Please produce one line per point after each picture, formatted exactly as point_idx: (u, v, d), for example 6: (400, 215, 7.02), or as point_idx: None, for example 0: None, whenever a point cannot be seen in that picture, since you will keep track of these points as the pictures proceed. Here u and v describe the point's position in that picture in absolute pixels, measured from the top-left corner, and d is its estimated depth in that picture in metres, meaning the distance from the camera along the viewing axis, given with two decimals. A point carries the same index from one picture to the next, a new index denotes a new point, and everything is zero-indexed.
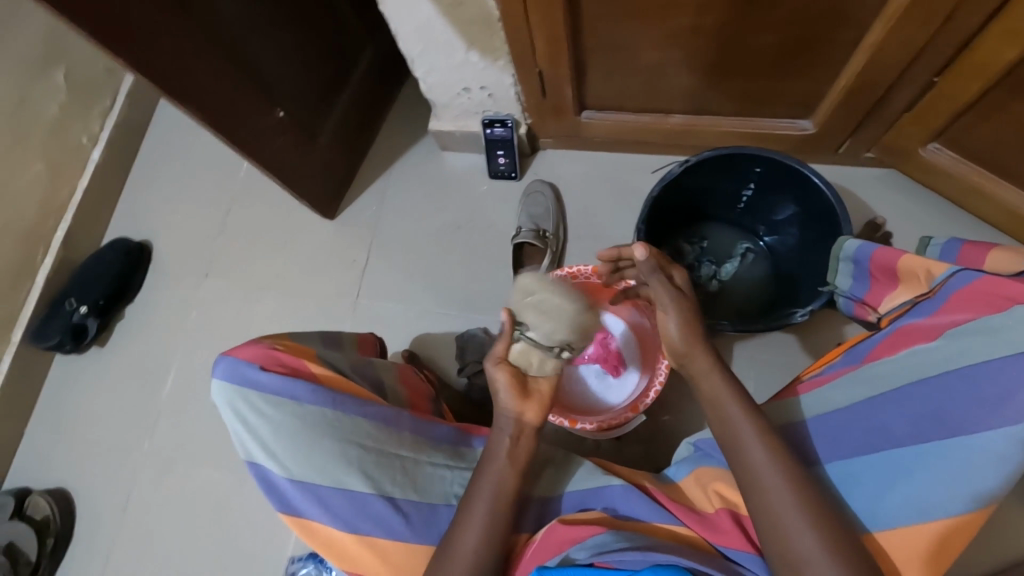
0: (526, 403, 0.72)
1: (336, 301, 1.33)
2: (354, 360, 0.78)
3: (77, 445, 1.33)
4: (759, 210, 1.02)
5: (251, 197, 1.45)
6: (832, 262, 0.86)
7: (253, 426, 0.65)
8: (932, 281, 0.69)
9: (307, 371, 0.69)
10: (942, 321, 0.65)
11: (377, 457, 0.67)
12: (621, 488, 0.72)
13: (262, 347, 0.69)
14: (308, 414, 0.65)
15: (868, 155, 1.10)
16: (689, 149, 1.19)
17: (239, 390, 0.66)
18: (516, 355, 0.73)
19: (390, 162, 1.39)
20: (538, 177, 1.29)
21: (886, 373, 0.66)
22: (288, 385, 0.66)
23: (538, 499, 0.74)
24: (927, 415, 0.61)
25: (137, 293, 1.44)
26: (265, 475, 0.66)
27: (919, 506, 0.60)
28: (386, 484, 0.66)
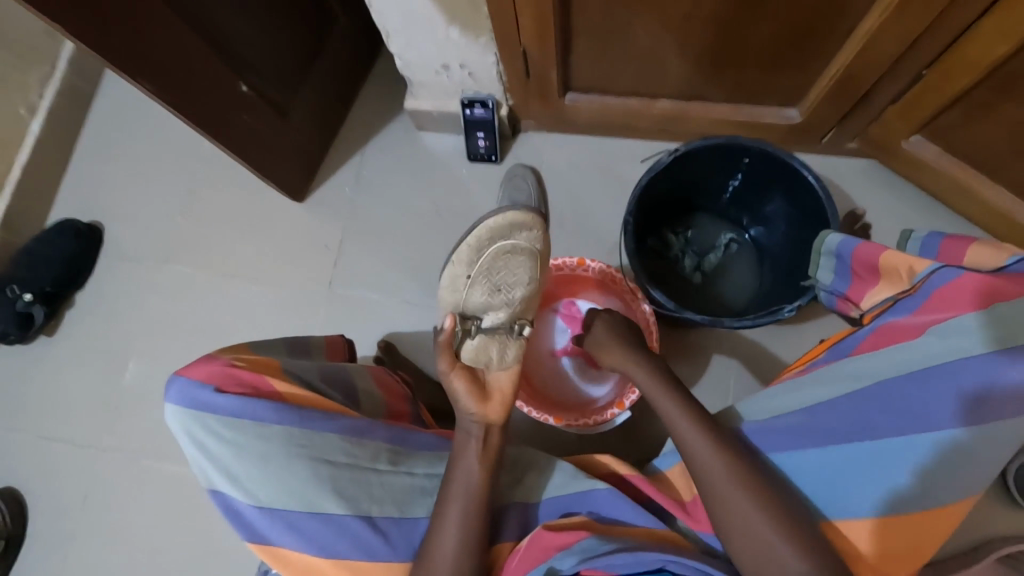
0: (487, 405, 0.71)
1: (308, 288, 1.27)
2: (323, 365, 0.72)
3: (26, 441, 1.25)
4: (746, 201, 1.01)
5: (213, 176, 1.36)
6: (813, 257, 0.85)
7: (212, 452, 0.59)
8: (914, 277, 0.68)
9: (270, 388, 0.62)
10: (921, 319, 0.65)
11: (353, 475, 0.63)
12: (607, 492, 0.69)
13: (217, 364, 0.61)
14: (275, 436, 0.59)
15: (851, 146, 1.09)
16: (674, 136, 1.17)
17: (194, 414, 0.59)
18: (472, 356, 0.72)
19: (363, 141, 1.32)
20: (520, 161, 1.25)
21: (859, 372, 0.67)
22: (250, 406, 0.59)
23: (519, 504, 0.71)
24: (904, 412, 0.63)
25: (88, 279, 1.34)
26: (228, 503, 0.60)
27: (884, 496, 0.63)
28: (364, 503, 0.63)
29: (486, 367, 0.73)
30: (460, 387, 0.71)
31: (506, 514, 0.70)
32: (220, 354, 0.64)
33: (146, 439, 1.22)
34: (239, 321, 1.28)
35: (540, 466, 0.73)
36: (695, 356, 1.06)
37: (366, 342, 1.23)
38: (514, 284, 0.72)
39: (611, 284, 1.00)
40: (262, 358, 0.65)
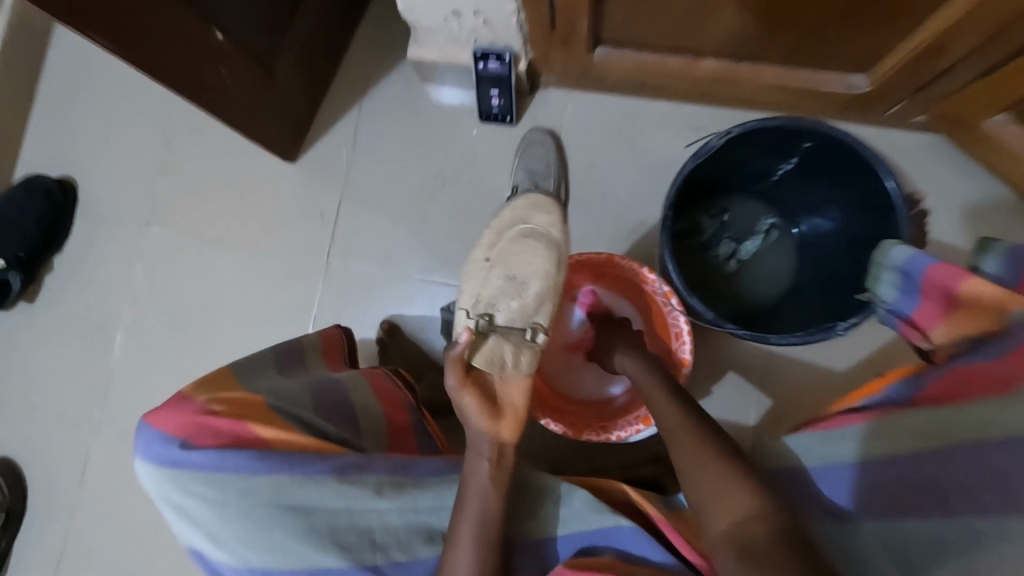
0: (499, 423, 0.62)
1: (302, 260, 1.17)
2: (314, 389, 0.65)
3: (16, 411, 1.21)
4: (795, 188, 0.89)
5: (193, 129, 1.22)
6: (873, 269, 0.71)
7: (192, 513, 0.54)
8: (1005, 315, 0.53)
9: (252, 435, 0.56)
10: (1015, 364, 0.49)
11: (349, 520, 0.55)
12: (631, 529, 0.63)
13: (190, 414, 0.55)
14: (258, 488, 0.53)
15: (918, 120, 0.96)
16: (715, 100, 1.02)
17: (168, 473, 0.53)
18: (484, 364, 0.64)
19: (360, 94, 1.17)
20: (537, 123, 1.11)
21: (952, 424, 0.52)
22: (227, 458, 0.53)
23: (531, 540, 0.64)
24: (970, 484, 0.49)
25: (64, 241, 1.24)
26: (215, 567, 0.55)
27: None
28: (364, 549, 0.55)
29: (501, 372, 0.64)
30: (466, 402, 0.62)
31: (518, 549, 0.64)
32: (194, 396, 0.58)
33: (139, 414, 1.17)
34: (230, 293, 1.18)
35: (554, 491, 0.66)
36: (721, 352, 0.99)
37: (367, 321, 1.14)
38: (528, 273, 0.70)
39: (640, 283, 0.85)
40: (242, 398, 0.59)
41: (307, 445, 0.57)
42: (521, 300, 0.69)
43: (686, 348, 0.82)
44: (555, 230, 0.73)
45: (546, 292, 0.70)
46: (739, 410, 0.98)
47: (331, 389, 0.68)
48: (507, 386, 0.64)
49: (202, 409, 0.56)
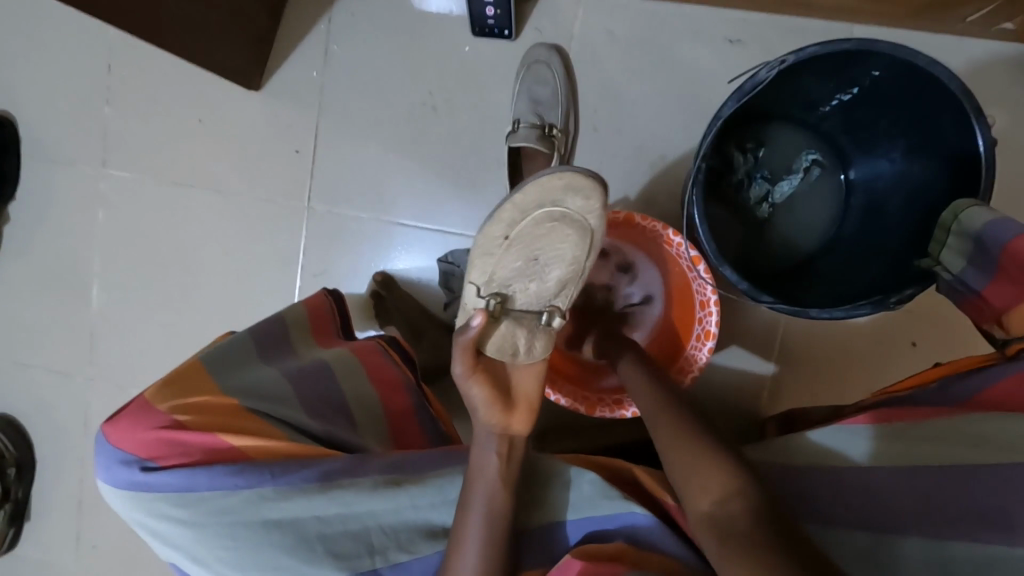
0: (511, 415, 0.55)
1: (283, 204, 1.05)
2: (297, 384, 0.59)
3: (7, 370, 1.17)
4: (851, 122, 0.75)
5: (140, 51, 1.05)
6: (937, 233, 0.59)
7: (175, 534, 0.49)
8: None
9: (226, 448, 0.50)
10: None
11: (340, 525, 0.50)
12: (644, 516, 0.58)
13: (156, 432, 0.51)
14: (237, 505, 0.49)
15: (1000, 26, 0.80)
16: (756, 3, 0.85)
17: (150, 495, 0.51)
18: (494, 350, 0.54)
19: (331, 3, 0.98)
20: (541, 37, 0.93)
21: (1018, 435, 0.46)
22: (200, 478, 0.48)
23: (542, 529, 0.60)
24: None
25: (19, 188, 1.11)
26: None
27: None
28: (361, 555, 0.50)
29: (511, 360, 0.55)
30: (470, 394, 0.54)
31: (530, 541, 0.59)
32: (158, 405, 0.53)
33: (129, 371, 1.12)
34: (206, 243, 1.08)
35: (564, 476, 0.62)
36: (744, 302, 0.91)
37: (358, 272, 1.05)
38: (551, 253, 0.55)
39: (664, 244, 0.77)
40: (212, 402, 0.53)
41: (287, 450, 0.52)
42: (539, 284, 0.55)
43: (710, 320, 0.75)
44: (596, 207, 0.54)
45: (571, 274, 0.55)
46: (754, 358, 0.93)
47: (314, 378, 0.62)
48: (519, 373, 0.55)
49: (166, 422, 0.50)
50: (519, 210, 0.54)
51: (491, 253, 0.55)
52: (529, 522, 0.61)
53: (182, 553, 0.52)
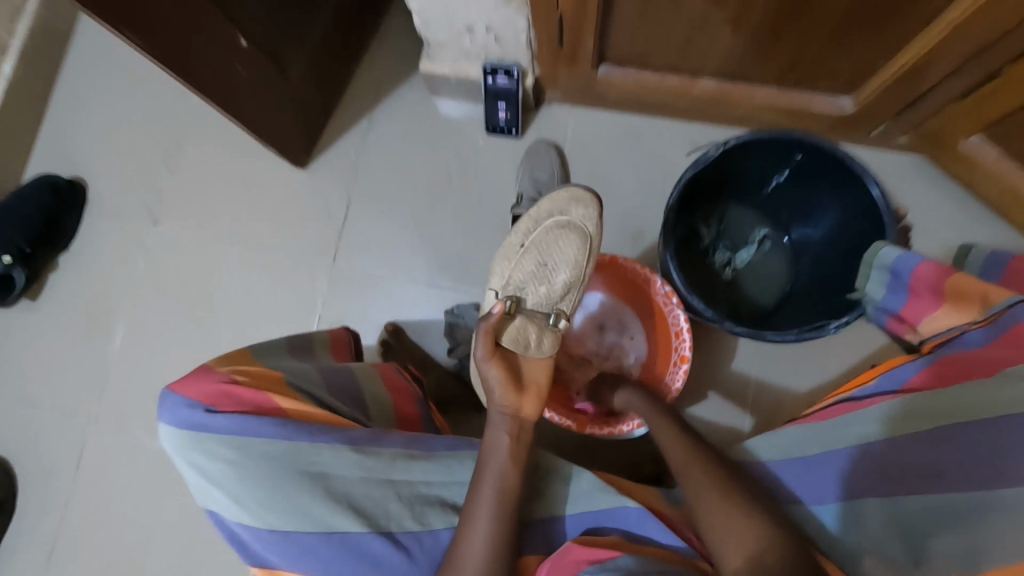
0: (521, 398, 0.66)
1: (310, 261, 1.19)
2: (328, 373, 0.68)
3: (13, 408, 1.20)
4: (789, 198, 0.95)
5: (206, 133, 1.25)
6: (861, 270, 0.82)
7: (212, 477, 0.53)
8: (988, 309, 0.68)
9: (271, 404, 0.57)
10: (998, 359, 0.64)
11: (367, 488, 0.56)
12: (637, 510, 0.63)
13: (214, 382, 0.56)
14: (279, 455, 0.54)
15: (900, 141, 1.02)
16: (712, 117, 1.08)
17: (193, 439, 0.54)
18: (510, 341, 0.69)
19: (373, 104, 1.21)
20: (542, 136, 1.16)
21: (943, 410, 0.62)
22: (248, 423, 0.54)
23: (542, 521, 0.65)
24: (980, 465, 0.58)
25: (71, 240, 1.25)
26: (232, 532, 0.54)
27: (973, 551, 0.55)
28: (382, 518, 0.56)
29: (523, 352, 0.69)
30: (490, 375, 0.67)
31: (531, 530, 0.64)
32: (215, 368, 0.59)
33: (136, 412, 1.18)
34: (234, 293, 1.20)
35: (563, 472, 0.68)
36: (718, 357, 1.03)
37: (369, 321, 1.17)
38: (558, 261, 0.71)
39: (642, 283, 0.90)
40: (261, 371, 0.60)
41: (325, 418, 0.58)
42: (548, 287, 0.71)
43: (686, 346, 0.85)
44: (594, 217, 0.71)
45: (573, 278, 0.71)
46: (727, 411, 1.01)
47: (340, 374, 0.70)
48: (531, 362, 0.69)
49: (226, 378, 0.57)
50: (532, 222, 0.71)
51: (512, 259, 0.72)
52: (531, 515, 0.65)
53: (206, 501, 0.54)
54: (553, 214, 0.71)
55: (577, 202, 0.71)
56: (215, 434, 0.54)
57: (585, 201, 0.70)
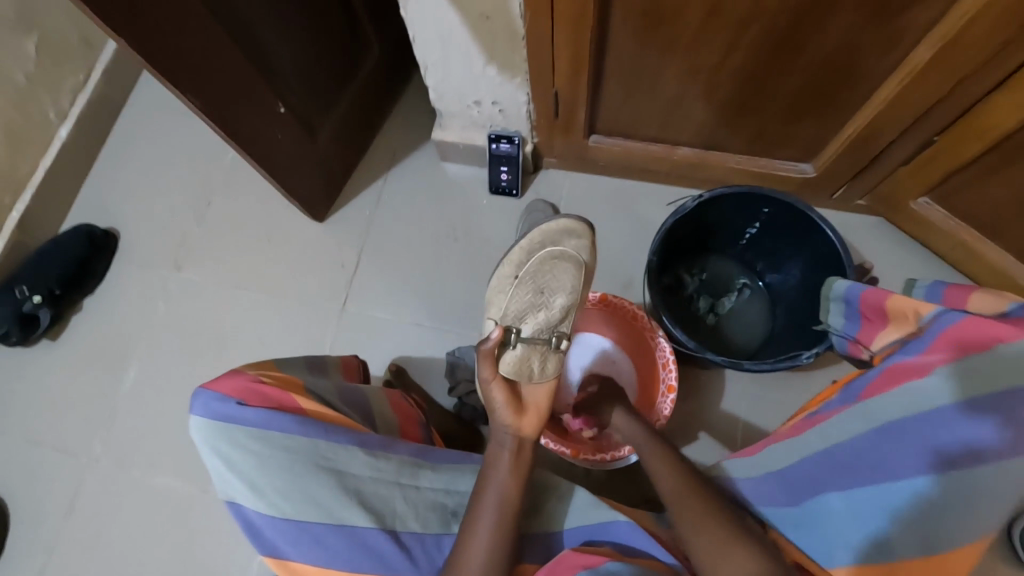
0: (522, 419, 0.72)
1: (321, 305, 1.27)
2: (340, 387, 0.76)
3: (19, 445, 1.23)
4: (762, 248, 1.05)
5: (235, 189, 1.37)
6: (823, 302, 0.85)
7: (237, 465, 0.60)
8: (920, 320, 0.65)
9: (294, 404, 0.65)
10: (931, 361, 0.59)
11: (376, 488, 0.64)
12: (626, 524, 0.66)
13: (245, 381, 0.64)
14: (300, 449, 0.61)
15: (860, 203, 1.14)
16: (691, 180, 1.21)
17: (222, 429, 0.61)
18: (511, 369, 0.74)
19: (388, 166, 1.35)
20: (540, 196, 1.28)
21: (890, 409, 0.60)
22: (274, 418, 0.61)
23: (540, 535, 0.69)
24: (930, 454, 0.56)
25: (97, 284, 1.33)
26: (248, 518, 0.60)
27: (929, 540, 0.56)
28: (387, 516, 0.63)
29: (526, 380, 0.75)
30: (493, 396, 0.72)
31: (530, 543, 0.68)
32: (245, 371, 0.67)
33: (140, 450, 1.20)
34: (246, 335, 1.27)
35: (559, 489, 0.72)
36: (706, 396, 1.09)
37: (374, 364, 1.22)
38: (554, 290, 0.78)
39: (631, 320, 1.00)
40: (286, 377, 0.68)
41: (343, 421, 0.66)
42: (546, 313, 0.77)
43: (671, 376, 0.93)
44: (587, 247, 0.80)
45: (570, 303, 0.79)
46: (716, 453, 1.05)
47: (352, 390, 0.78)
48: (531, 389, 0.75)
49: (256, 379, 0.65)
50: (529, 253, 0.80)
51: (507, 291, 0.80)
52: (531, 528, 0.69)
53: (226, 488, 0.60)
54: (550, 246, 0.80)
55: (571, 234, 0.81)
56: (241, 426, 0.61)
57: (579, 233, 0.80)
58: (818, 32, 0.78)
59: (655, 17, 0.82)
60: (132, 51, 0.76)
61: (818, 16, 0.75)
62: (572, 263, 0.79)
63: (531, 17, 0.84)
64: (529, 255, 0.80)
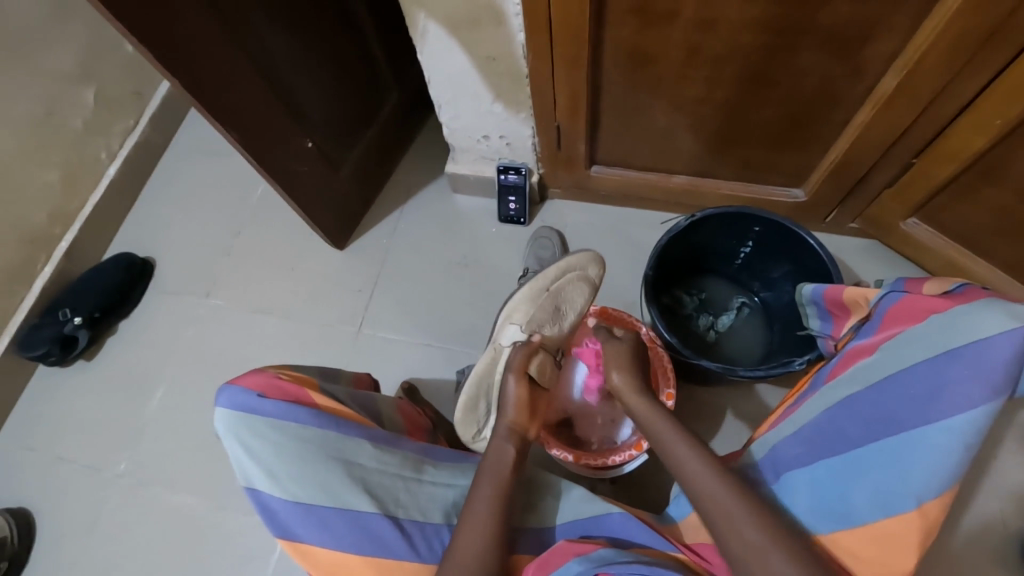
0: (530, 421, 0.81)
1: (338, 328, 1.34)
2: (352, 390, 0.82)
3: (49, 461, 1.29)
4: (754, 267, 1.13)
5: (263, 221, 1.47)
6: (801, 309, 0.92)
7: (257, 453, 0.65)
8: (869, 304, 0.75)
9: (310, 400, 0.71)
10: (880, 337, 0.69)
11: (381, 479, 0.69)
12: (619, 516, 0.73)
13: (266, 376, 0.70)
14: (314, 439, 0.67)
15: (852, 226, 1.20)
16: (689, 207, 1.27)
17: (242, 418, 0.66)
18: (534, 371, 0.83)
19: (404, 198, 1.44)
20: (545, 224, 1.36)
21: (844, 383, 0.67)
22: (292, 410, 0.67)
23: (536, 530, 0.74)
24: (878, 419, 0.62)
25: (132, 308, 1.42)
26: (264, 503, 0.66)
27: (888, 501, 0.60)
28: (391, 506, 0.69)
29: (540, 381, 0.85)
30: (513, 391, 0.81)
31: (526, 535, 0.73)
32: (264, 369, 0.73)
33: (162, 467, 1.25)
34: (267, 356, 1.33)
35: (553, 489, 0.79)
36: (708, 412, 1.12)
37: (386, 383, 1.27)
38: (570, 309, 0.90)
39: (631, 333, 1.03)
40: (301, 375, 0.74)
41: (352, 417, 0.72)
42: (560, 328, 0.90)
43: (666, 383, 0.99)
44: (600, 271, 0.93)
45: (577, 320, 0.93)
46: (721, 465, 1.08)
47: (361, 395, 0.84)
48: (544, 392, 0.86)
49: (276, 375, 0.71)
50: (561, 270, 0.87)
51: (539, 299, 0.86)
52: (527, 522, 0.75)
53: (246, 474, 0.66)
54: (578, 268, 0.89)
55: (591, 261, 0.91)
56: (261, 417, 0.66)
57: (597, 261, 0.91)
58: (790, 66, 0.86)
59: (642, 57, 0.91)
60: (183, 91, 0.88)
61: (789, 51, 0.84)
62: (589, 283, 0.92)
63: (532, 58, 0.95)
64: (563, 269, 0.87)
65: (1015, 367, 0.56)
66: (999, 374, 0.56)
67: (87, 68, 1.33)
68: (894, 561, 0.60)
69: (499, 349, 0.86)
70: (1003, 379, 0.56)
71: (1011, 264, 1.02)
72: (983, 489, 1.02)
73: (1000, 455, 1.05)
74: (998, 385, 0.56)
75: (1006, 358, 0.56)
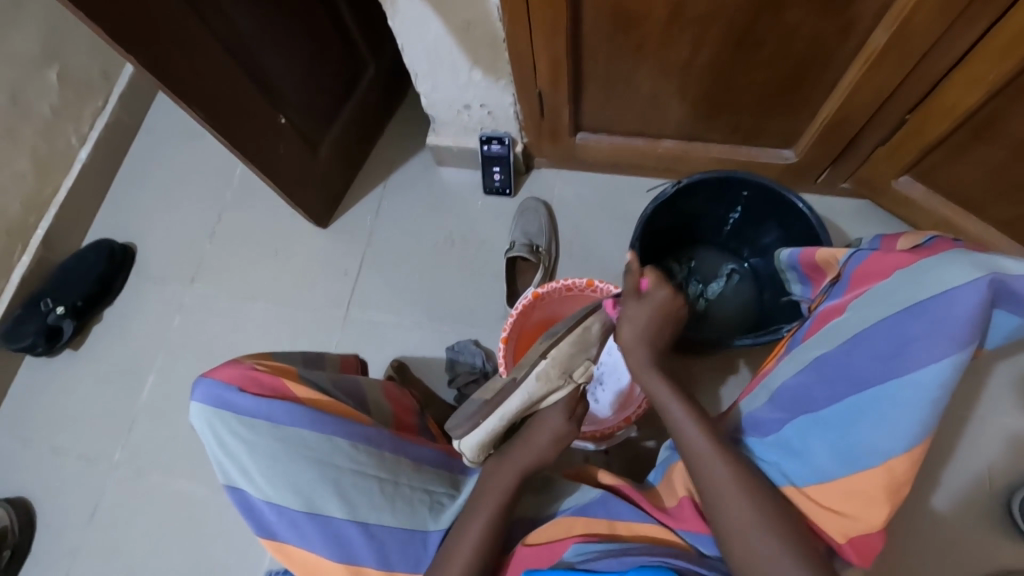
0: (551, 450, 0.80)
1: (327, 309, 1.32)
2: (335, 376, 0.84)
3: (45, 450, 1.30)
4: (744, 234, 1.11)
5: (243, 201, 1.44)
6: (781, 275, 0.92)
7: (231, 449, 0.69)
8: (837, 265, 0.76)
9: (288, 392, 0.72)
10: (849, 297, 0.71)
11: (355, 482, 0.72)
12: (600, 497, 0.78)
13: (242, 369, 0.72)
14: (287, 436, 0.69)
15: (844, 187, 1.17)
16: (678, 174, 1.24)
17: (218, 414, 0.69)
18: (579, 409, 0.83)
19: (386, 173, 1.40)
20: (532, 195, 1.32)
21: (815, 345, 0.69)
22: (268, 406, 0.69)
23: (526, 520, 0.81)
24: (840, 377, 0.65)
25: (117, 296, 1.40)
26: (241, 496, 0.70)
27: (849, 455, 0.63)
28: (361, 510, 0.71)
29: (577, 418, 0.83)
30: (552, 422, 0.80)
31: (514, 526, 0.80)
32: (243, 361, 0.75)
33: (158, 452, 1.26)
34: (256, 341, 1.32)
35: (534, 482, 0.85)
36: (699, 381, 1.12)
37: (377, 364, 1.26)
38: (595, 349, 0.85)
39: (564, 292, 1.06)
40: (279, 365, 0.76)
41: (331, 411, 0.74)
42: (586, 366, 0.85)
43: None
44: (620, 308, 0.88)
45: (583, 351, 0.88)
46: None
47: (347, 384, 0.85)
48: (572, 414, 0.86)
49: (254, 366, 0.73)
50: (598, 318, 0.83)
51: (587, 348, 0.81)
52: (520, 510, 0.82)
53: (224, 469, 0.69)
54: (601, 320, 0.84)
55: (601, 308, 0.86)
56: (237, 412, 0.69)
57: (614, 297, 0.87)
58: (779, 25, 0.82)
59: (624, 17, 0.86)
60: (142, 70, 0.83)
61: (776, 9, 0.79)
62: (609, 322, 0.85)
63: (508, 22, 0.90)
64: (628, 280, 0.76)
65: (980, 318, 0.56)
66: (961, 326, 0.56)
67: (49, 47, 1.28)
68: (862, 515, 0.62)
69: (567, 380, 0.79)
70: (966, 332, 0.56)
71: (1005, 223, 1.00)
72: (969, 448, 1.04)
73: (988, 413, 1.05)
74: (962, 337, 0.56)
75: (969, 311, 0.56)
